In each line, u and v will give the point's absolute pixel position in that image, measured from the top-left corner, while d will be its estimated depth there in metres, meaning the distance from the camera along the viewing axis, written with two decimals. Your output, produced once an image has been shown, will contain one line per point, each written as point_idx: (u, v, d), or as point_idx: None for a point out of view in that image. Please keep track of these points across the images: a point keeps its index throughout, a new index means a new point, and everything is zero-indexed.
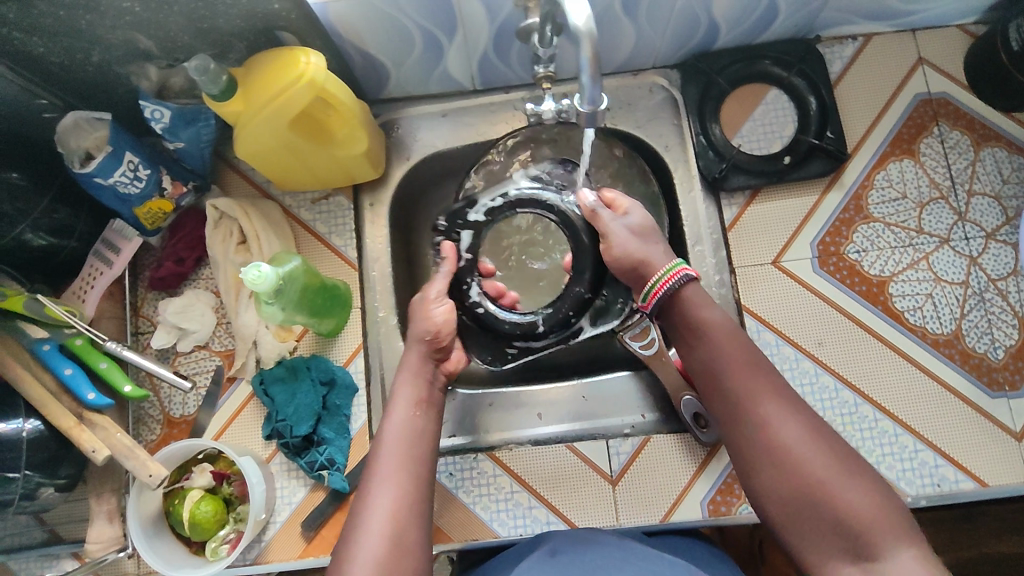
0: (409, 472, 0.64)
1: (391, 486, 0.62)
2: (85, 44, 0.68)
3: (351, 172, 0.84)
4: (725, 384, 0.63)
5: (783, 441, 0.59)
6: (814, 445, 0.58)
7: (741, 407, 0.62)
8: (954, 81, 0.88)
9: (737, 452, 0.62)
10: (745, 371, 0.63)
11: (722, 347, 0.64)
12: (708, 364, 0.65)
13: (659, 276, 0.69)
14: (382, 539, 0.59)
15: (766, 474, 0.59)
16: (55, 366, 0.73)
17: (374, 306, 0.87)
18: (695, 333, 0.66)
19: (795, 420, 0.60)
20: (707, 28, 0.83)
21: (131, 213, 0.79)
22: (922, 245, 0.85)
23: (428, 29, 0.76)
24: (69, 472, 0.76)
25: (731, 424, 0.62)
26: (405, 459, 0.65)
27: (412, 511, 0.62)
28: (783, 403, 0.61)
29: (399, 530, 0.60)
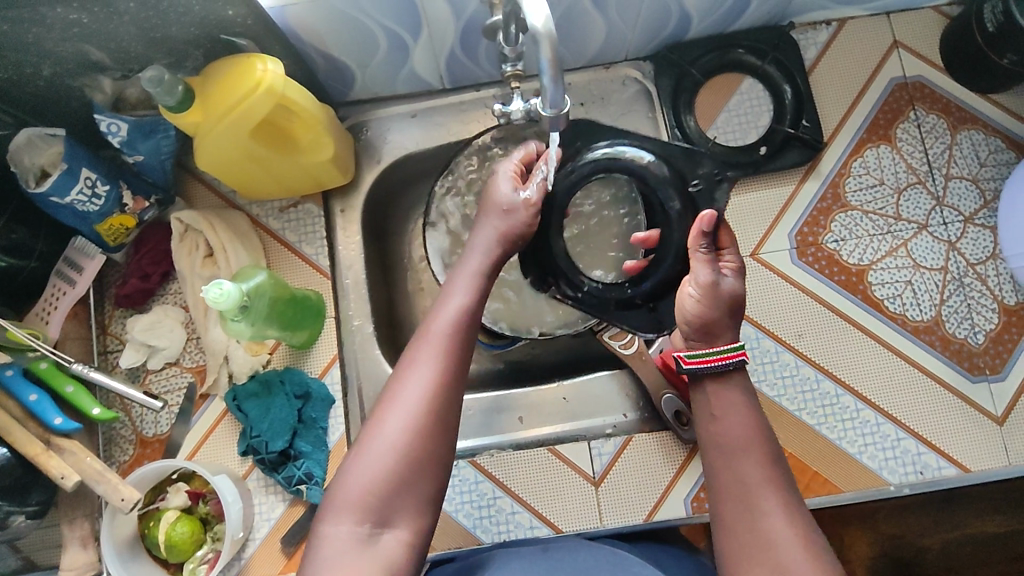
0: (453, 355, 0.57)
1: (436, 357, 0.57)
2: (35, 58, 0.65)
3: (319, 179, 0.82)
4: (733, 467, 0.58)
5: (776, 538, 0.54)
6: (805, 550, 0.53)
7: (739, 492, 0.57)
8: (929, 64, 0.87)
9: (726, 537, 0.57)
10: (761, 462, 0.58)
11: (735, 429, 0.59)
12: (717, 442, 0.60)
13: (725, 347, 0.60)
14: (411, 412, 0.54)
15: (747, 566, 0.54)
16: (19, 392, 0.72)
17: (348, 315, 0.86)
18: (715, 409, 0.60)
19: (792, 520, 0.55)
20: (678, 19, 0.82)
21: (92, 230, 0.77)
22: (901, 232, 0.84)
23: (391, 29, 0.74)
24: (40, 499, 0.73)
25: (731, 511, 0.57)
26: (460, 330, 0.59)
27: (454, 387, 0.56)
28: (787, 504, 0.56)
29: (436, 400, 0.55)
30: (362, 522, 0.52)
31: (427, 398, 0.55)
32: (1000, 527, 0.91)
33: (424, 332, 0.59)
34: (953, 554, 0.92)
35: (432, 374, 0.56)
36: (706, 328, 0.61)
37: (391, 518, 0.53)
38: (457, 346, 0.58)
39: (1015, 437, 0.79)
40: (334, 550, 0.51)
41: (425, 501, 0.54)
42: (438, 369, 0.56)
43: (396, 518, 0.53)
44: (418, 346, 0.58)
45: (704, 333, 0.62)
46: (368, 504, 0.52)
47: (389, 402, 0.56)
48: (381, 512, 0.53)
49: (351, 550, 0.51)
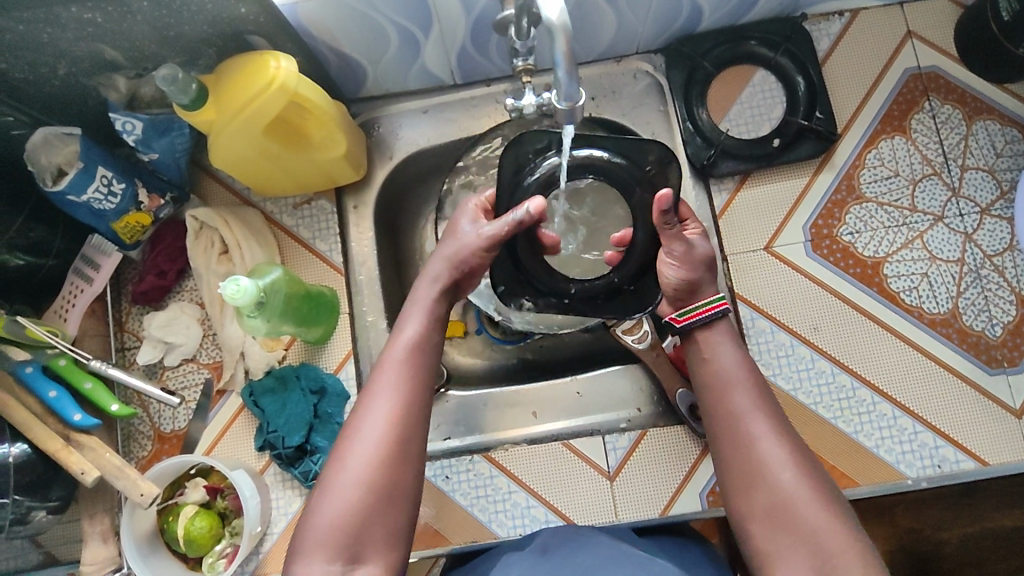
0: (415, 383, 0.60)
1: (397, 387, 0.59)
2: (50, 58, 0.66)
3: (332, 175, 0.82)
4: (722, 397, 0.60)
5: (769, 463, 0.56)
6: (798, 468, 0.56)
7: (729, 419, 0.59)
8: (944, 54, 0.86)
9: (721, 463, 0.59)
10: (747, 388, 0.60)
11: (724, 363, 0.61)
12: (705, 375, 0.62)
13: (707, 301, 0.64)
14: (375, 443, 0.56)
15: (744, 488, 0.57)
16: (39, 389, 0.73)
17: (363, 311, 0.86)
18: (705, 344, 0.63)
19: (783, 440, 0.57)
20: (690, 11, 0.81)
21: (108, 228, 0.78)
22: (916, 224, 0.83)
23: (402, 25, 0.74)
24: (61, 494, 0.74)
25: (723, 440, 0.59)
26: (416, 368, 0.60)
27: (416, 425, 0.58)
28: (778, 427, 0.58)
29: (399, 429, 0.57)
30: (334, 561, 0.53)
31: (390, 429, 0.57)
32: (1018, 521, 0.90)
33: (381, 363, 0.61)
34: (971, 549, 0.91)
35: (392, 414, 0.58)
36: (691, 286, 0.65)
37: (362, 553, 0.54)
38: (414, 383, 0.59)
39: None
40: None
41: (394, 539, 0.56)
42: (398, 398, 0.58)
43: (366, 555, 0.54)
44: (375, 386, 0.59)
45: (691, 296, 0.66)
46: (337, 544, 0.54)
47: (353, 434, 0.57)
48: (353, 546, 0.54)
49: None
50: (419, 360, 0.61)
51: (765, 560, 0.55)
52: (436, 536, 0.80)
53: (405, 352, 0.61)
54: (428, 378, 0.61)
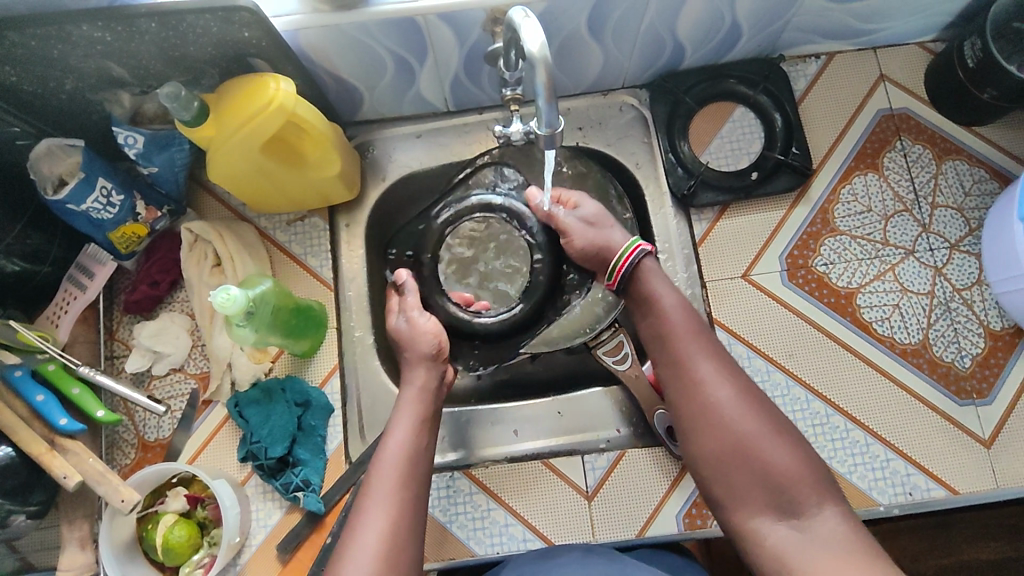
0: (409, 485, 0.64)
1: (392, 492, 0.63)
2: (58, 73, 0.69)
3: (326, 194, 0.85)
4: (669, 348, 0.69)
5: (717, 404, 0.65)
6: (750, 408, 0.64)
7: (682, 369, 0.68)
8: (915, 97, 0.91)
9: (680, 416, 0.67)
10: (690, 337, 0.69)
11: (671, 316, 0.70)
12: (661, 330, 0.71)
13: (619, 256, 0.75)
14: (378, 544, 0.59)
15: (698, 429, 0.65)
16: (27, 393, 0.74)
17: (350, 326, 0.88)
18: (650, 306, 0.72)
19: (728, 384, 0.66)
20: (673, 50, 0.85)
21: (105, 238, 0.80)
22: (888, 257, 0.86)
23: (398, 53, 0.78)
24: (41, 498, 0.75)
25: (675, 389, 0.68)
26: (406, 477, 0.64)
27: (413, 526, 0.62)
28: (719, 368, 0.67)
29: (397, 528, 0.61)
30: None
31: (389, 529, 0.60)
32: (993, 554, 0.92)
33: (375, 460, 0.65)
34: None
35: (387, 520, 0.61)
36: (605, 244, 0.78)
37: None
38: (408, 486, 0.64)
39: (1002, 460, 0.80)
40: None
41: None
42: (394, 497, 0.62)
43: None
44: (370, 495, 0.63)
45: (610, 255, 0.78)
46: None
47: (351, 541, 0.60)
48: None
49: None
50: (411, 469, 0.65)
51: (728, 500, 0.63)
52: None
53: (399, 463, 0.65)
54: (420, 482, 0.65)
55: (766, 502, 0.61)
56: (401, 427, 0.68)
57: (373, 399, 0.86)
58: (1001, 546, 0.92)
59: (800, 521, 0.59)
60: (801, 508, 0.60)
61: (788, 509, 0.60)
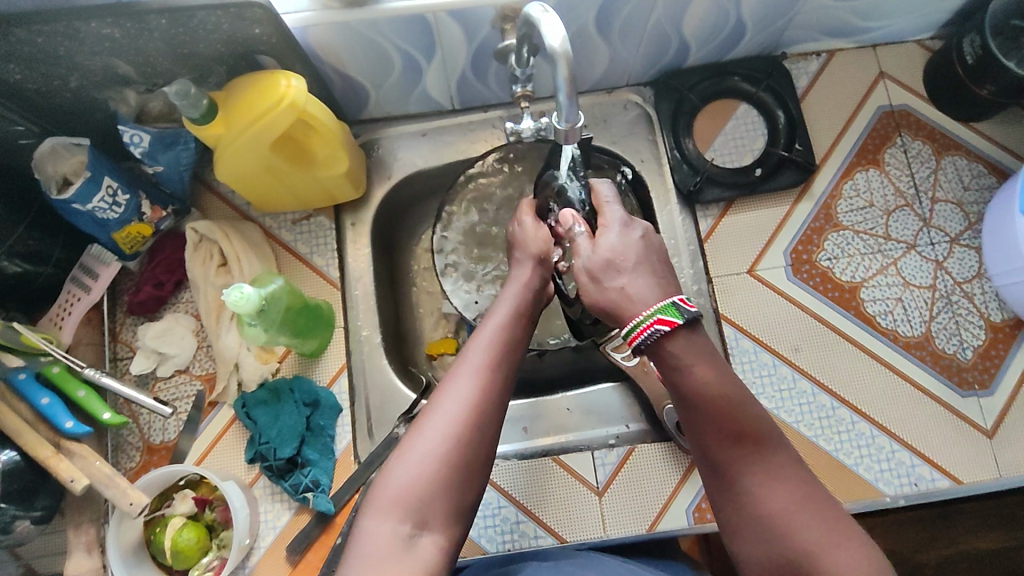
0: (505, 360, 0.59)
1: (486, 364, 0.58)
2: (64, 71, 0.68)
3: (332, 192, 0.84)
4: (705, 444, 0.56)
5: (762, 515, 0.52)
6: (812, 520, 0.51)
7: (721, 472, 0.55)
8: (914, 94, 0.92)
9: (721, 516, 0.56)
10: (727, 430, 0.54)
11: (701, 407, 0.55)
12: (691, 420, 0.56)
13: (639, 321, 0.57)
14: (462, 412, 0.55)
15: (748, 542, 0.53)
16: (32, 396, 0.73)
17: (357, 325, 0.87)
18: (676, 390, 0.57)
19: (780, 488, 0.52)
20: (678, 47, 0.86)
21: (109, 238, 0.79)
22: (891, 251, 0.87)
23: (406, 51, 0.77)
24: (46, 503, 0.73)
25: (715, 487, 0.56)
26: (501, 352, 0.59)
27: (498, 403, 0.57)
28: (767, 471, 0.53)
29: (484, 399, 0.56)
30: (404, 522, 0.51)
31: (475, 398, 0.56)
32: (993, 543, 0.93)
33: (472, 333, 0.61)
34: (949, 570, 0.93)
35: (476, 390, 0.56)
36: (617, 309, 0.59)
37: (427, 522, 0.52)
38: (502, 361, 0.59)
39: (1004, 450, 0.81)
40: (376, 547, 0.50)
41: (457, 507, 0.53)
42: (486, 368, 0.58)
43: (433, 522, 0.52)
44: (460, 365, 0.58)
45: (619, 322, 0.59)
46: (410, 500, 0.52)
47: (435, 405, 0.56)
48: (421, 511, 0.52)
49: (396, 548, 0.50)
50: (506, 348, 0.60)
51: None
52: None
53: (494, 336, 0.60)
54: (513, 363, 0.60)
55: None
56: (503, 306, 0.64)
57: (381, 397, 0.85)
58: (1001, 535, 0.93)
59: None
60: None
61: None
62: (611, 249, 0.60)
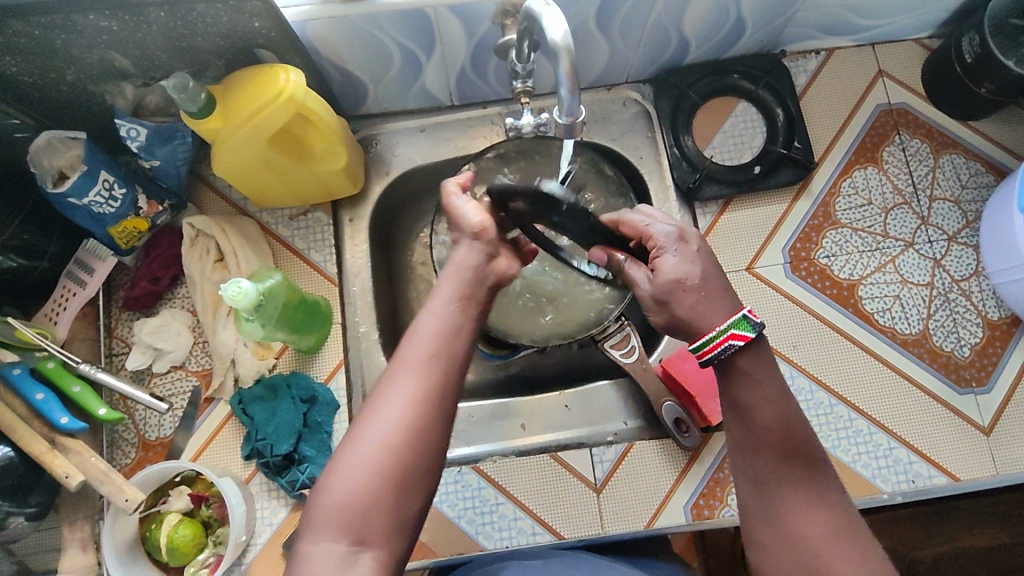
0: (451, 350, 0.53)
1: (430, 356, 0.52)
2: (60, 63, 0.68)
3: (330, 187, 0.84)
4: (754, 459, 0.55)
5: (801, 534, 0.52)
6: (847, 551, 0.51)
7: (764, 489, 0.54)
8: (912, 92, 0.92)
9: (751, 530, 0.55)
10: (784, 450, 0.54)
11: (760, 424, 0.55)
12: (745, 435, 0.55)
13: (712, 336, 0.55)
14: (402, 417, 0.50)
15: (777, 558, 0.52)
16: (26, 391, 0.72)
17: (355, 321, 0.87)
18: (735, 406, 0.56)
19: (821, 514, 0.52)
20: (678, 44, 0.86)
21: (105, 232, 0.78)
22: (889, 249, 0.88)
23: (406, 45, 0.77)
24: (40, 500, 0.73)
25: (752, 502, 0.55)
26: (449, 344, 0.53)
27: (440, 411, 0.52)
28: (813, 495, 0.53)
29: (427, 400, 0.51)
30: (341, 544, 0.48)
31: (417, 400, 0.51)
32: (988, 540, 0.93)
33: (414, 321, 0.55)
34: (945, 567, 0.93)
35: (418, 390, 0.51)
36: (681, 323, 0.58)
37: (366, 540, 0.48)
38: (444, 366, 0.52)
39: (1001, 447, 0.82)
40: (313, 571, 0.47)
41: (397, 520, 0.49)
42: (430, 365, 0.52)
43: (372, 541, 0.48)
44: (400, 359, 0.53)
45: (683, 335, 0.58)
46: (347, 520, 0.48)
47: (373, 408, 0.51)
48: (360, 529, 0.48)
49: (334, 569, 0.47)
50: (446, 346, 0.53)
51: None
52: (422, 548, 0.79)
53: (441, 329, 0.54)
54: (460, 365, 0.53)
55: None
56: (446, 286, 0.56)
57: None
58: (997, 532, 0.93)
59: None
60: None
61: None
62: (677, 271, 0.58)
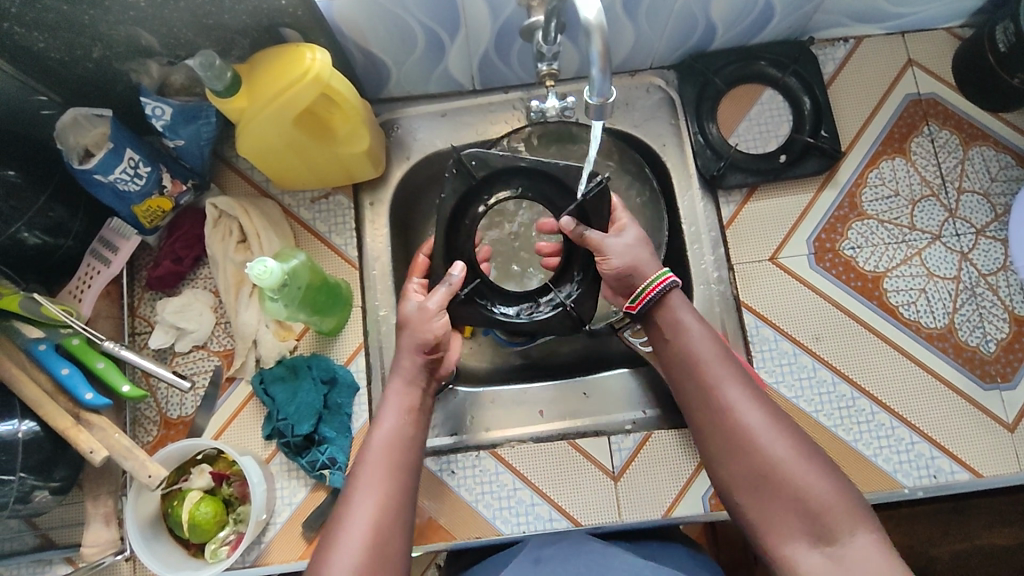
0: (401, 471, 0.65)
1: (382, 480, 0.64)
2: (88, 40, 0.68)
3: (351, 169, 0.84)
4: (698, 374, 0.66)
5: (746, 431, 0.62)
6: (781, 438, 0.62)
7: (711, 395, 0.65)
8: (943, 83, 0.90)
9: (705, 438, 0.65)
10: (718, 362, 0.66)
11: (698, 341, 0.67)
12: (685, 358, 0.67)
13: (648, 281, 0.70)
14: (365, 538, 0.60)
15: (733, 460, 0.62)
16: (51, 366, 0.72)
17: (375, 305, 0.87)
18: (676, 330, 0.69)
19: (759, 410, 0.63)
20: (704, 30, 0.85)
21: (130, 211, 0.78)
22: (915, 242, 0.86)
23: (431, 28, 0.77)
24: (64, 475, 0.74)
25: (701, 412, 0.66)
26: (398, 463, 0.65)
27: (397, 522, 0.62)
28: (749, 393, 0.64)
29: (385, 517, 0.62)
30: None
31: (377, 518, 0.61)
32: (1008, 539, 0.92)
33: (364, 447, 0.66)
34: (962, 566, 0.93)
35: (378, 510, 0.62)
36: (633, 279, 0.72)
37: None
38: (398, 480, 0.64)
39: None
40: None
41: None
42: (385, 486, 0.63)
43: None
44: (359, 483, 0.63)
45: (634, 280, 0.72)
46: None
47: (341, 530, 0.61)
48: None
49: None
50: (401, 457, 0.66)
51: (761, 524, 0.61)
52: (439, 531, 0.80)
53: (388, 450, 0.66)
54: (409, 477, 0.65)
55: (799, 526, 0.59)
56: (390, 416, 0.68)
57: None
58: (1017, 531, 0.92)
59: (835, 545, 0.57)
60: (835, 534, 0.57)
61: (823, 535, 0.58)
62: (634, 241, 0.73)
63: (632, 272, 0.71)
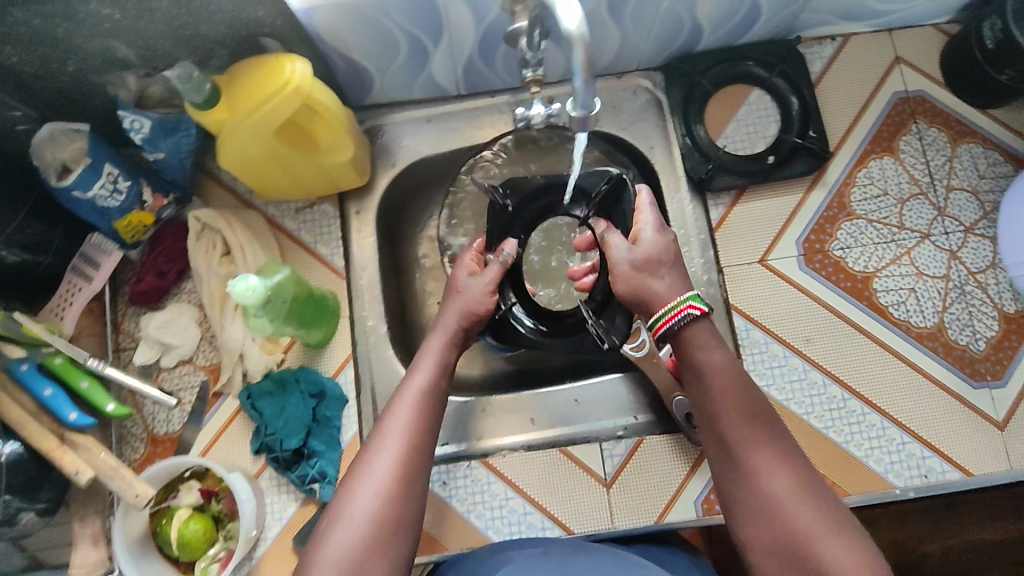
0: (431, 416, 0.64)
1: (412, 420, 0.63)
2: (63, 53, 0.66)
3: (336, 179, 0.82)
4: (721, 427, 0.61)
5: (769, 494, 0.57)
6: (806, 502, 0.56)
7: (733, 452, 0.60)
8: (931, 80, 0.90)
9: (727, 495, 0.60)
10: (743, 417, 0.61)
11: (720, 388, 0.62)
12: (706, 407, 0.63)
13: (666, 310, 0.65)
14: (388, 474, 0.59)
15: (753, 523, 0.57)
16: (34, 387, 0.71)
17: (363, 315, 0.86)
18: (697, 376, 0.63)
19: (786, 472, 0.58)
20: (691, 30, 0.84)
21: (110, 226, 0.77)
22: (905, 241, 0.86)
23: (414, 34, 0.76)
24: (50, 496, 0.73)
25: (723, 468, 0.61)
26: (428, 407, 0.65)
27: (423, 462, 0.61)
28: (775, 452, 0.59)
29: (411, 457, 0.61)
30: None
31: (402, 457, 0.60)
32: (999, 534, 0.93)
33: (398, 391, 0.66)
34: (953, 561, 0.93)
35: (404, 449, 0.61)
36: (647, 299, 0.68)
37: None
38: (425, 423, 0.63)
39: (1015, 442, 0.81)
40: None
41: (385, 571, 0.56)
42: (413, 429, 0.62)
43: None
44: (387, 424, 0.63)
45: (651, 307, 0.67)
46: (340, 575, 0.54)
47: (366, 465, 0.60)
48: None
49: None
50: (431, 406, 0.65)
51: None
52: (431, 542, 0.79)
53: (419, 397, 0.65)
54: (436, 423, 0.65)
55: None
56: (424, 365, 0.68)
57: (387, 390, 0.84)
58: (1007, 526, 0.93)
59: None
60: None
61: None
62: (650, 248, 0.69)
63: (639, 294, 0.68)
